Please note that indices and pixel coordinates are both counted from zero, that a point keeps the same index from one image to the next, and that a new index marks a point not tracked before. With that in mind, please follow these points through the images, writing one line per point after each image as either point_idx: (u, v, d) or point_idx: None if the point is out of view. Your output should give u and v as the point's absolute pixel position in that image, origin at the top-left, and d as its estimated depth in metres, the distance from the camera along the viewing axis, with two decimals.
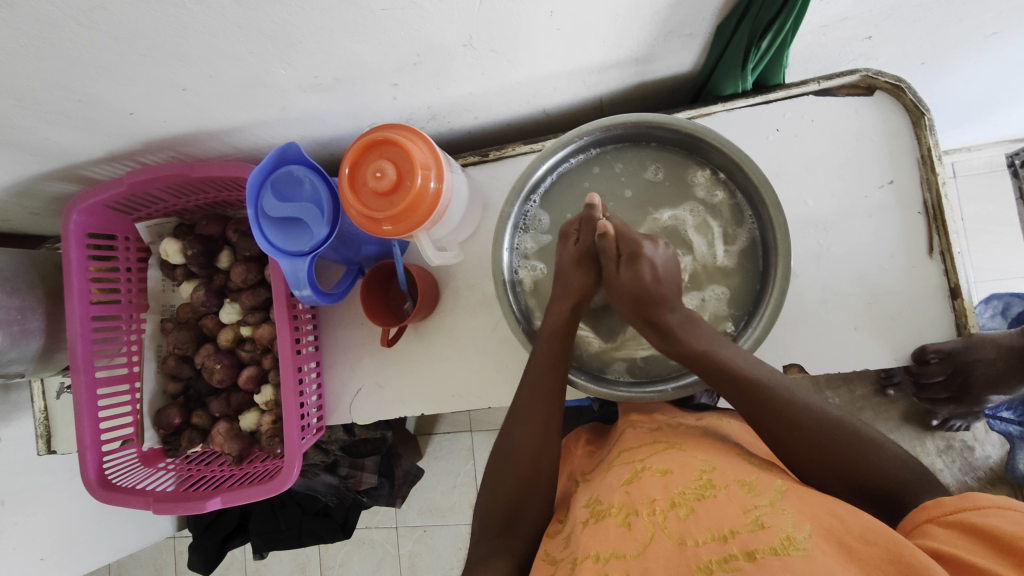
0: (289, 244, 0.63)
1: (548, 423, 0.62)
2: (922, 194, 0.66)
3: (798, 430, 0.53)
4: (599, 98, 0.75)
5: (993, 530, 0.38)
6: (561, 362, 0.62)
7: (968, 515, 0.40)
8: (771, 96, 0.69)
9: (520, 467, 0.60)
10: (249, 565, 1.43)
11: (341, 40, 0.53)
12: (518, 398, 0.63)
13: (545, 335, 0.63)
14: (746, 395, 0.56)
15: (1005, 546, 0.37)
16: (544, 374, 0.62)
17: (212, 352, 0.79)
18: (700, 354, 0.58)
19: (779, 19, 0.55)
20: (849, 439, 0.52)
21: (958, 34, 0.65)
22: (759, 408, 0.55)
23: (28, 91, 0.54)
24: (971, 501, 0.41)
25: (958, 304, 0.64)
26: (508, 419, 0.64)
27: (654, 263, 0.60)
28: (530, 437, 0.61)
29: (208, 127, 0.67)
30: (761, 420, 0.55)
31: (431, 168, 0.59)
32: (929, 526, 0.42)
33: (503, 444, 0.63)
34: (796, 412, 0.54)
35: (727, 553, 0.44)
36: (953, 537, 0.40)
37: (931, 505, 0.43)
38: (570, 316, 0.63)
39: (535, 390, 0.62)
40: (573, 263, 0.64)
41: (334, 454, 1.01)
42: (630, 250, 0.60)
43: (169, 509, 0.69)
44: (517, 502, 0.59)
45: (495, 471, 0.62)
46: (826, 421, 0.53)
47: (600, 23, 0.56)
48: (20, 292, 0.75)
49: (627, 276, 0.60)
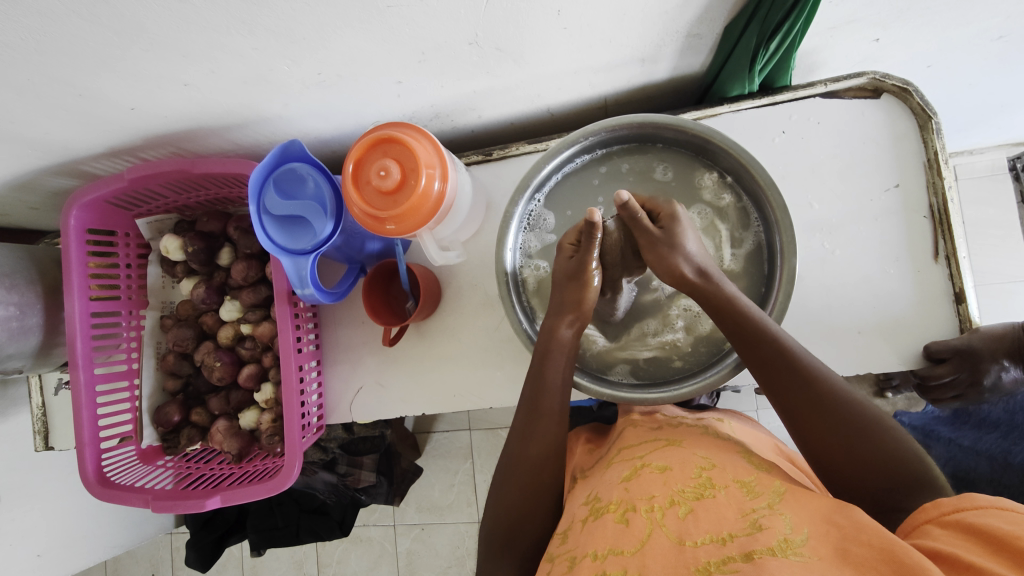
0: (291, 242, 0.63)
1: (550, 433, 0.61)
2: (928, 198, 0.66)
3: (813, 423, 0.52)
4: (604, 97, 0.74)
5: (990, 529, 0.38)
6: (560, 385, 0.61)
7: (968, 515, 0.40)
8: (778, 98, 0.68)
9: (519, 481, 0.60)
10: (245, 563, 1.42)
11: (346, 36, 0.53)
12: (517, 418, 0.63)
13: (537, 353, 0.62)
14: (770, 369, 0.55)
15: (1002, 543, 0.37)
16: (546, 391, 0.61)
17: (212, 350, 0.78)
18: (727, 303, 0.57)
19: (788, 20, 0.54)
20: (867, 426, 0.51)
21: (966, 37, 0.64)
22: (782, 383, 0.54)
23: (28, 85, 0.53)
24: (970, 502, 0.41)
25: (962, 309, 0.64)
26: (509, 436, 0.63)
27: (691, 238, 0.60)
28: (532, 454, 0.60)
29: (210, 123, 0.66)
30: (784, 400, 0.54)
31: (435, 168, 0.58)
32: (928, 527, 0.42)
33: (508, 461, 0.62)
34: (823, 390, 0.52)
35: (725, 555, 0.43)
36: (952, 537, 0.39)
37: (930, 506, 0.43)
38: (558, 336, 0.62)
39: (531, 407, 0.61)
40: (564, 274, 0.64)
41: (333, 452, 1.01)
42: (667, 213, 0.61)
43: (168, 508, 0.69)
44: (519, 515, 0.58)
45: (499, 486, 0.61)
46: (848, 405, 0.52)
47: (607, 22, 0.56)
48: (18, 287, 0.75)
49: (653, 244, 0.60)
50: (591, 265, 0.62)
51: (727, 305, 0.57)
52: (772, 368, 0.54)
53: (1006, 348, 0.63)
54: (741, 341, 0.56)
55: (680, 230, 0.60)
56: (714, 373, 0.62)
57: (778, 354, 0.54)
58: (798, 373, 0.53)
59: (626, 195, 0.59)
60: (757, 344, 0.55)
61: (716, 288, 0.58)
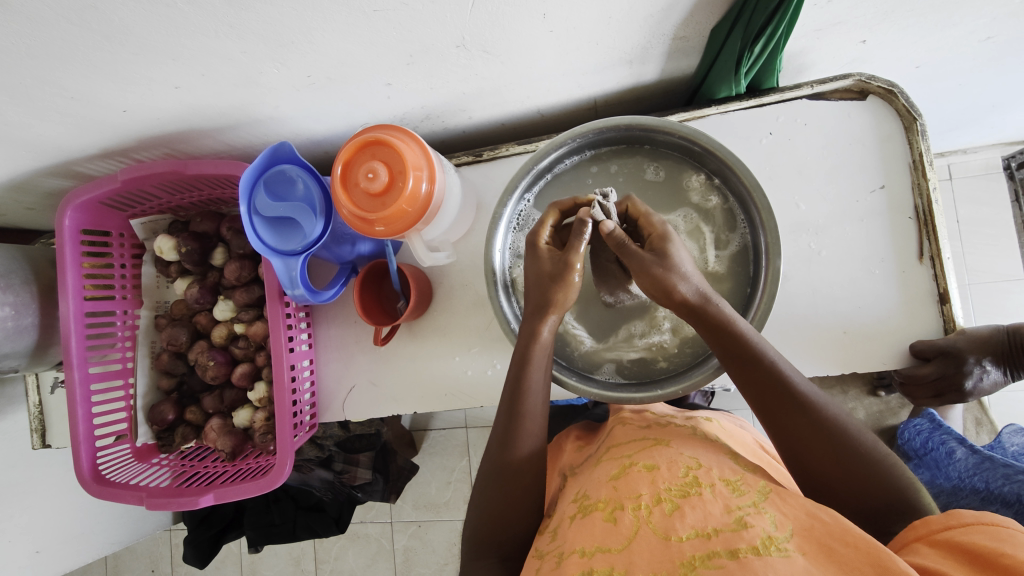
0: (282, 243, 0.64)
1: (529, 436, 0.61)
2: (913, 199, 0.67)
3: (804, 439, 0.52)
4: (594, 98, 0.74)
5: (976, 547, 0.38)
6: (541, 385, 0.61)
7: (956, 533, 0.40)
8: (765, 100, 0.69)
9: (503, 491, 0.60)
10: (243, 560, 1.44)
11: (334, 39, 0.53)
12: (495, 420, 0.62)
13: (516, 356, 0.62)
14: (769, 393, 0.54)
15: (986, 560, 0.37)
16: (524, 400, 0.60)
17: (206, 349, 0.79)
18: (720, 324, 0.56)
19: (771, 24, 0.55)
20: (853, 444, 0.51)
21: (951, 39, 0.64)
22: (778, 403, 0.54)
23: (20, 89, 0.54)
24: (957, 518, 0.41)
25: (947, 309, 0.65)
26: (488, 447, 0.63)
27: (681, 251, 0.57)
28: (515, 462, 0.60)
29: (201, 125, 0.67)
30: (780, 422, 0.54)
31: (423, 169, 0.59)
32: (917, 545, 0.42)
33: (489, 471, 0.61)
34: (820, 413, 0.52)
35: (710, 551, 0.44)
36: (939, 556, 0.40)
37: (919, 523, 0.43)
38: (536, 338, 0.60)
39: (512, 406, 0.61)
40: (545, 275, 0.60)
41: (329, 449, 1.04)
42: (659, 233, 0.58)
43: (162, 505, 0.70)
44: (503, 521, 0.59)
45: (484, 493, 0.61)
46: (844, 426, 0.52)
47: (593, 25, 0.57)
48: (14, 288, 0.75)
49: (637, 268, 0.57)
50: (577, 265, 0.59)
51: (732, 331, 0.55)
52: (772, 391, 0.54)
53: (990, 348, 0.64)
54: (731, 359, 0.56)
55: (673, 251, 0.56)
56: (699, 373, 0.63)
57: (764, 371, 0.54)
58: (785, 390, 0.54)
59: (611, 225, 0.58)
60: (756, 367, 0.55)
61: (713, 309, 0.56)
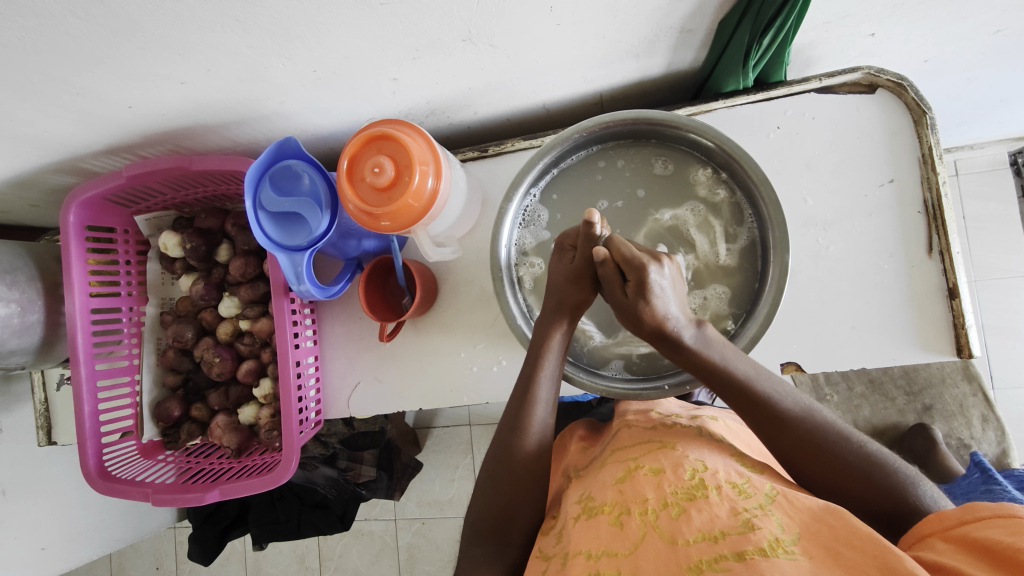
0: (288, 238, 0.64)
1: (539, 421, 0.61)
2: (922, 193, 0.66)
3: (810, 452, 0.51)
4: (599, 93, 0.74)
5: (993, 543, 0.38)
6: (551, 377, 0.61)
7: (971, 528, 0.40)
8: (773, 93, 0.68)
9: (506, 484, 0.59)
10: (248, 557, 1.44)
11: (339, 33, 0.53)
12: (506, 408, 0.63)
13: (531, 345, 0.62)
14: (760, 413, 0.54)
15: (1005, 559, 0.36)
16: (537, 388, 0.60)
17: (212, 346, 0.79)
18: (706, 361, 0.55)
19: (781, 16, 0.54)
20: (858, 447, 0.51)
21: (962, 32, 0.64)
22: (774, 421, 0.53)
23: (25, 84, 0.54)
24: (973, 512, 0.41)
25: (955, 304, 0.65)
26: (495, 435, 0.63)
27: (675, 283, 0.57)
28: (522, 453, 0.60)
29: (207, 121, 0.67)
30: (780, 440, 0.53)
31: (429, 165, 0.59)
32: (931, 541, 0.42)
33: (493, 460, 0.61)
34: (817, 421, 0.53)
35: (717, 554, 0.44)
36: (955, 552, 0.39)
37: (933, 520, 0.43)
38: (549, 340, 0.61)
39: (522, 393, 0.61)
40: (565, 277, 0.61)
41: (333, 447, 1.05)
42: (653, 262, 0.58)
43: (168, 502, 0.70)
44: (506, 513, 0.59)
45: (487, 483, 0.61)
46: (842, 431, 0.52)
47: (599, 17, 0.56)
48: (19, 284, 0.75)
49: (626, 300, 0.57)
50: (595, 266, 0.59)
51: (706, 363, 0.55)
52: (763, 412, 0.54)
53: None
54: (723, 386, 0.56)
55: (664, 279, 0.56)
56: None
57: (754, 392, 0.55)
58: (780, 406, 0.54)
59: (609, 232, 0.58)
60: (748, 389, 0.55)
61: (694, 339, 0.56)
